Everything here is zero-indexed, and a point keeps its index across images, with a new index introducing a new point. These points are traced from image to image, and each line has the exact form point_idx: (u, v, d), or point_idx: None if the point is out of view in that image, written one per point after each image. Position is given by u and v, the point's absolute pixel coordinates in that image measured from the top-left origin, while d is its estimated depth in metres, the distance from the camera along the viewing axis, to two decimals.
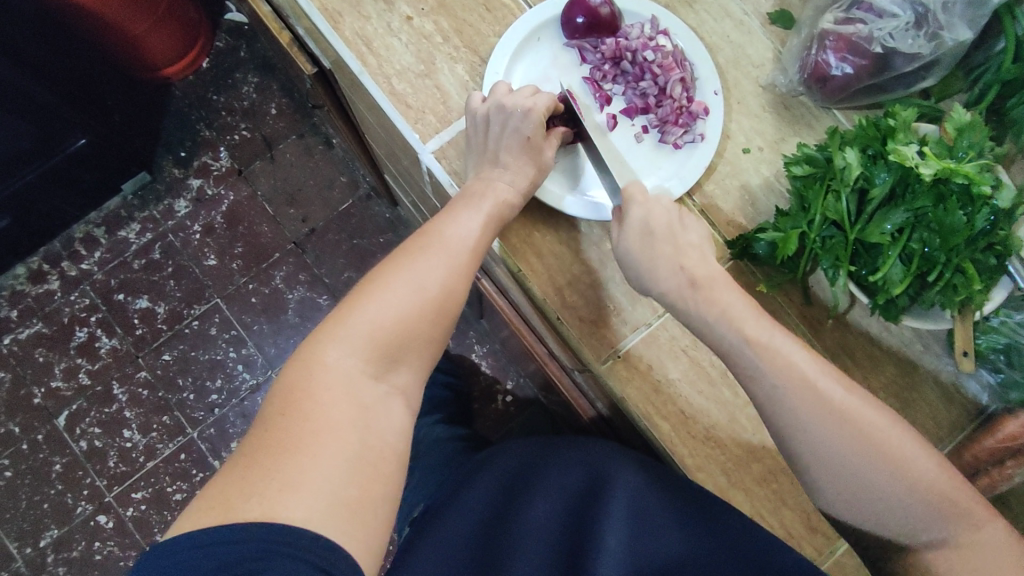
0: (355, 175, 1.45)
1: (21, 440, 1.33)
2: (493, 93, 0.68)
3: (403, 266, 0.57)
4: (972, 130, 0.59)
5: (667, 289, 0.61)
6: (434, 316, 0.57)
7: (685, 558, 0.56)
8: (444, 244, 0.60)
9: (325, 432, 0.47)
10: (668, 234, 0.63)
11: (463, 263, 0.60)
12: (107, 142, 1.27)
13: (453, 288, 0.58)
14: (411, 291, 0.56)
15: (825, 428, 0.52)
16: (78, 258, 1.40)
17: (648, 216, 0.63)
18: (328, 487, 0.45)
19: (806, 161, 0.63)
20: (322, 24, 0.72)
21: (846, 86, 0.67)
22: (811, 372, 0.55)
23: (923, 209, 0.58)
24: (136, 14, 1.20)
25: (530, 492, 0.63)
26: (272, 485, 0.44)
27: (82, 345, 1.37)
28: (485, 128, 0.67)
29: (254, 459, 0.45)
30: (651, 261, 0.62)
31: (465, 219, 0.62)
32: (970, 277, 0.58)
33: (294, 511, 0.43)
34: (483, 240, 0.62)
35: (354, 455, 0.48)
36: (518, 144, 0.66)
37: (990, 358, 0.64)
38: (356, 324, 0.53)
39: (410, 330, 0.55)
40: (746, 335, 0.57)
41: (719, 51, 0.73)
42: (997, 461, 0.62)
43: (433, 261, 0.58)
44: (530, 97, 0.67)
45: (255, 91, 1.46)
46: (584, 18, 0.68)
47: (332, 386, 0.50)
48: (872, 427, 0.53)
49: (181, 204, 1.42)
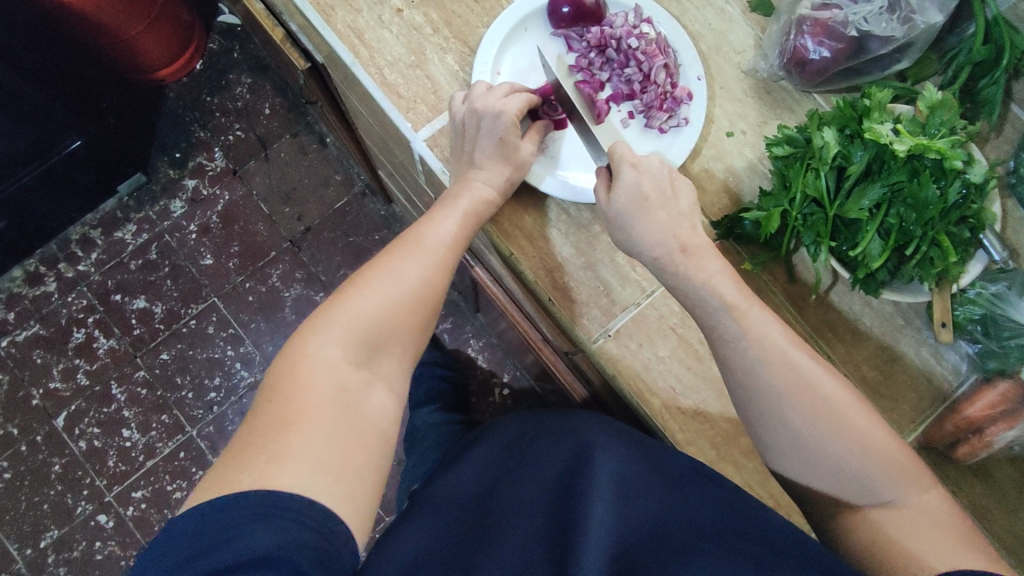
0: (350, 172, 1.46)
1: (19, 442, 1.33)
2: (470, 93, 0.69)
3: (382, 263, 0.59)
4: (944, 108, 0.61)
5: (658, 254, 0.63)
6: (415, 305, 0.58)
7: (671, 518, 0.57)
8: (421, 241, 0.62)
9: (310, 412, 0.49)
10: (659, 198, 0.64)
11: (442, 258, 0.62)
12: (100, 143, 1.28)
13: (431, 280, 0.60)
14: (391, 285, 0.58)
15: (802, 405, 0.55)
16: (75, 260, 1.41)
17: (640, 181, 0.65)
18: (312, 458, 0.47)
19: (786, 142, 0.66)
20: (314, 17, 0.74)
21: (824, 70, 0.69)
22: (785, 344, 0.57)
23: (898, 184, 0.60)
24: (130, 18, 1.22)
25: (517, 474, 0.64)
26: (262, 459, 0.46)
27: (80, 345, 1.38)
28: (463, 132, 0.69)
29: (244, 442, 0.47)
30: (643, 224, 0.64)
31: (442, 220, 0.65)
32: (945, 250, 0.60)
33: (284, 480, 0.45)
34: (461, 237, 0.65)
35: (334, 429, 0.49)
36: (492, 145, 0.67)
37: (967, 329, 0.66)
38: (338, 315, 0.54)
39: (392, 320, 0.56)
40: (727, 300, 0.60)
41: (701, 38, 0.75)
42: (976, 428, 0.64)
43: (412, 258, 0.60)
44: (503, 98, 0.68)
45: (249, 91, 1.48)
46: (569, 8, 0.70)
47: (317, 373, 0.51)
48: (843, 403, 0.55)
49: (177, 205, 1.44)
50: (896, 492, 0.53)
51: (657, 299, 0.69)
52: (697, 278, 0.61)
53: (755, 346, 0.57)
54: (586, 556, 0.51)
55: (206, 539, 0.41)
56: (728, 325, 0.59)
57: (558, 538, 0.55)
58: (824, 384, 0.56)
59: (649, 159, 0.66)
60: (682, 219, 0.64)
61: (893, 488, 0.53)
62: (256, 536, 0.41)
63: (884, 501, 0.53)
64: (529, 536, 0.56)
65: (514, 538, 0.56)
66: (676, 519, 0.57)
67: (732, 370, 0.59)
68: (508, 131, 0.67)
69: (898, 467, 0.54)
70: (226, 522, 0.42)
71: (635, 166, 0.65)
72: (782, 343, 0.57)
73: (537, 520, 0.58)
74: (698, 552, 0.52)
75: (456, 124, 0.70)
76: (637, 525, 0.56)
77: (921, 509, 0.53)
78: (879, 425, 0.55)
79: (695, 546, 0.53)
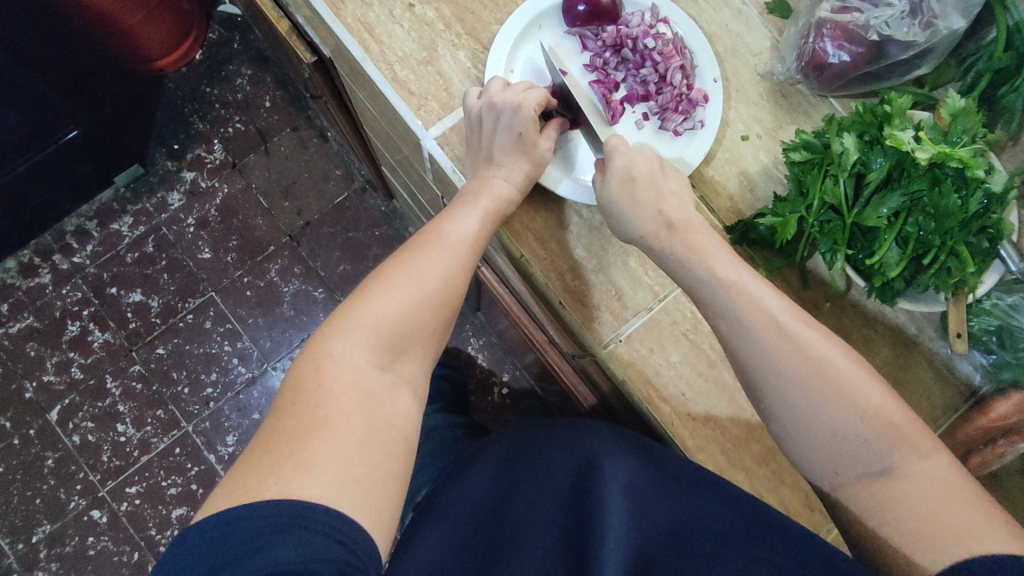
0: (350, 168, 1.45)
1: (12, 435, 1.31)
2: (487, 89, 0.68)
3: (403, 263, 0.58)
4: (966, 115, 0.60)
5: (645, 232, 0.63)
6: (437, 306, 0.57)
7: (686, 527, 0.57)
8: (442, 240, 0.61)
9: (336, 417, 0.48)
10: (648, 180, 0.64)
11: (464, 258, 0.61)
12: (98, 134, 1.26)
13: (454, 281, 0.59)
14: (413, 287, 0.56)
15: (794, 372, 0.54)
16: (70, 251, 1.39)
17: (631, 164, 0.65)
18: (340, 468, 0.46)
19: (804, 147, 0.64)
20: (323, 10, 0.72)
21: (842, 74, 0.68)
22: (777, 312, 0.56)
23: (918, 193, 0.59)
24: (128, 5, 1.20)
25: (529, 480, 0.63)
26: (288, 467, 0.44)
27: (74, 338, 1.36)
28: (479, 127, 0.67)
29: (271, 448, 0.45)
30: (631, 205, 0.63)
31: (463, 217, 0.63)
32: (964, 260, 0.59)
33: (313, 490, 0.44)
34: (482, 237, 0.63)
35: (362, 435, 0.48)
36: (510, 142, 0.66)
37: (982, 339, 0.65)
38: (361, 316, 0.53)
39: (413, 322, 0.55)
40: (717, 275, 0.59)
41: (718, 39, 0.74)
42: (989, 439, 0.64)
43: (433, 258, 0.59)
44: (522, 93, 0.67)
45: (249, 83, 1.45)
46: (585, 6, 0.68)
47: (341, 378, 0.50)
48: (839, 367, 0.54)
49: (175, 197, 1.42)
50: (898, 458, 0.51)
51: (670, 304, 0.68)
52: (690, 252, 0.61)
53: (760, 336, 0.55)
54: (603, 566, 0.50)
55: (230, 549, 0.40)
56: (726, 303, 0.57)
57: (573, 548, 0.54)
58: (829, 356, 0.55)
59: (640, 149, 0.66)
60: (670, 197, 0.64)
61: (895, 453, 0.52)
62: (279, 548, 0.40)
63: (884, 467, 0.52)
64: (543, 544, 0.56)
65: (529, 547, 0.56)
66: (694, 533, 0.56)
67: (728, 344, 0.58)
68: (527, 126, 0.66)
69: (901, 434, 0.52)
70: (246, 534, 0.40)
71: (624, 151, 0.65)
72: (780, 314, 0.56)
73: (550, 527, 0.58)
74: (717, 566, 0.53)
75: (467, 121, 0.69)
76: (652, 534, 0.56)
77: (926, 476, 0.51)
78: (888, 397, 0.53)
79: (720, 559, 0.53)
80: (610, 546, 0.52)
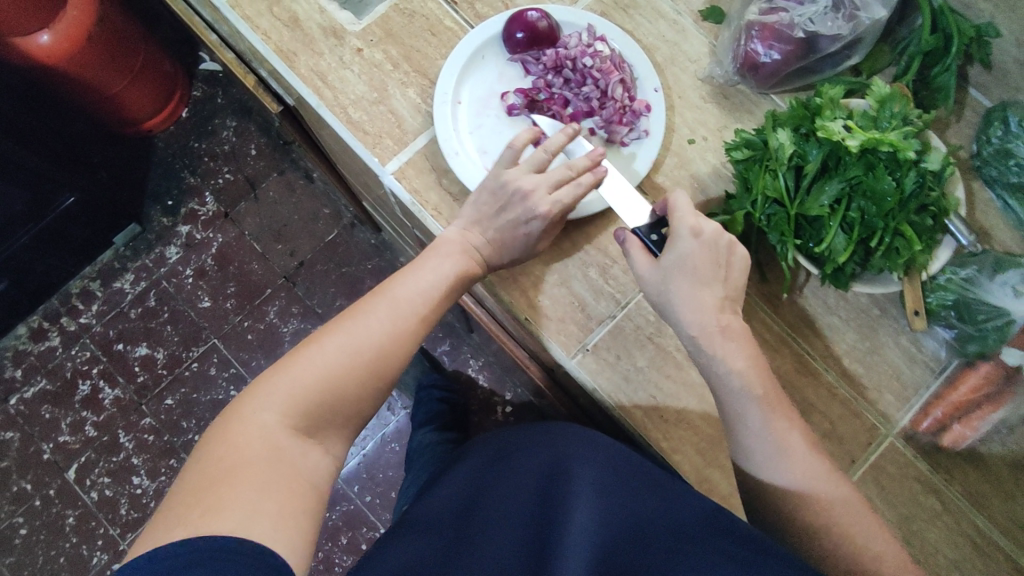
0: (337, 206, 1.48)
1: (33, 497, 1.35)
2: (499, 162, 0.68)
3: (340, 326, 0.58)
4: (894, 100, 0.62)
5: (697, 330, 0.60)
6: (368, 369, 0.57)
7: (645, 523, 0.57)
8: (390, 302, 0.62)
9: (244, 471, 0.47)
10: (712, 271, 0.61)
11: (407, 318, 0.61)
12: (95, 198, 1.32)
13: (393, 342, 0.59)
14: (346, 348, 0.57)
15: (814, 509, 0.56)
16: (76, 313, 1.43)
17: (694, 254, 0.60)
18: (249, 505, 0.45)
19: (745, 146, 0.66)
20: (279, 64, 0.77)
21: (777, 72, 0.70)
22: (802, 447, 0.58)
23: (856, 178, 0.60)
24: (115, 75, 1.26)
25: (502, 480, 0.65)
26: (195, 513, 0.43)
27: (86, 398, 1.40)
28: (483, 194, 0.68)
29: (191, 489, 0.45)
30: (689, 300, 0.61)
31: (417, 279, 0.64)
32: (909, 239, 0.61)
33: (227, 524, 0.43)
34: (434, 301, 0.64)
35: (270, 482, 0.48)
36: (508, 219, 0.67)
37: (941, 315, 0.66)
38: (280, 381, 0.53)
39: (342, 382, 0.55)
40: (757, 394, 0.58)
41: (656, 50, 0.77)
42: (963, 413, 0.66)
43: (372, 318, 0.60)
44: (526, 166, 0.67)
45: (235, 134, 1.51)
46: (523, 32, 0.72)
47: (251, 437, 0.49)
48: (854, 513, 0.56)
49: (172, 251, 1.46)
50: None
51: (632, 310, 0.70)
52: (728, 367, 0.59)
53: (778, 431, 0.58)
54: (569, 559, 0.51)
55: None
56: (765, 431, 0.58)
57: (540, 543, 0.55)
58: (840, 490, 0.57)
59: (711, 232, 0.61)
60: (728, 301, 0.62)
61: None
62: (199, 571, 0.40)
63: None
64: (511, 538, 0.57)
65: (499, 540, 0.57)
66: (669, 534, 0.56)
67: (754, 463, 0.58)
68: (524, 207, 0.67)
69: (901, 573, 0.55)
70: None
71: (695, 233, 0.60)
72: (804, 447, 0.58)
73: (518, 526, 0.58)
74: (681, 555, 0.53)
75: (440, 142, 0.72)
76: (622, 525, 0.56)
77: None
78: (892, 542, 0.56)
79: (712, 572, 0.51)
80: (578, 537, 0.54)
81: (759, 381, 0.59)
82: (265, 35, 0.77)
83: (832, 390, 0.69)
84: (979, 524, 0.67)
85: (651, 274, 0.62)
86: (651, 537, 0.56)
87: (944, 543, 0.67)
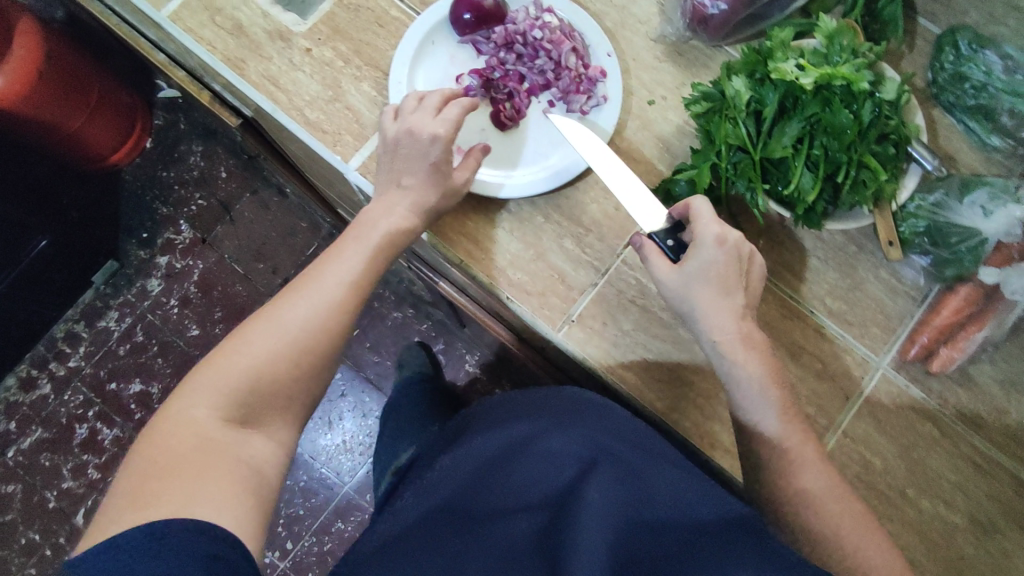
0: (314, 218, 1.47)
1: (43, 546, 1.34)
2: (403, 110, 0.67)
3: (267, 311, 0.57)
4: (841, 35, 0.62)
5: (716, 336, 0.61)
6: (300, 353, 0.56)
7: (649, 495, 0.58)
8: (319, 281, 0.59)
9: (177, 462, 0.48)
10: (732, 278, 0.60)
11: (339, 297, 0.58)
12: (66, 238, 1.33)
13: (324, 323, 0.57)
14: (274, 336, 0.55)
15: (828, 516, 0.57)
16: (64, 357, 1.42)
17: (716, 262, 0.60)
18: (182, 493, 0.46)
19: (703, 99, 0.66)
20: (229, 74, 0.76)
21: (726, 22, 0.70)
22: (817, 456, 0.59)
23: (814, 116, 0.60)
24: (71, 109, 1.24)
25: (515, 450, 0.64)
26: (130, 508, 0.45)
27: (85, 441, 1.39)
28: (395, 150, 0.66)
29: (127, 489, 0.46)
30: (706, 305, 0.61)
31: (347, 257, 0.61)
32: (874, 170, 0.61)
33: (163, 513, 0.44)
34: (368, 276, 0.61)
35: (206, 473, 0.48)
36: (423, 170, 0.65)
37: (916, 243, 0.67)
38: (211, 375, 0.53)
39: (273, 371, 0.54)
40: (776, 403, 0.59)
41: (605, 16, 0.77)
42: (949, 337, 0.67)
43: (299, 301, 0.57)
44: (438, 117, 0.65)
45: (202, 158, 1.49)
46: (470, 13, 0.71)
47: (183, 431, 0.50)
48: (864, 521, 0.58)
49: (153, 283, 1.45)
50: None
51: (612, 276, 0.70)
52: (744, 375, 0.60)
53: (752, 372, 0.60)
54: (585, 545, 0.52)
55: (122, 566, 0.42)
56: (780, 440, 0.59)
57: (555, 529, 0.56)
58: (850, 499, 0.59)
59: (735, 241, 0.60)
60: (748, 310, 0.62)
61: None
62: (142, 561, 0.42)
63: None
64: (522, 529, 0.58)
65: (515, 528, 0.58)
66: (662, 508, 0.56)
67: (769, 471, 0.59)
68: (441, 157, 0.65)
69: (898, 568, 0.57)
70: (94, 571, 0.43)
71: (720, 241, 0.59)
72: (816, 458, 0.59)
73: (535, 512, 0.59)
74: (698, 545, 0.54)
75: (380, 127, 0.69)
76: (631, 501, 0.57)
77: None
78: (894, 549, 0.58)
79: (695, 560, 0.52)
80: (588, 524, 0.54)
81: (776, 393, 0.60)
82: (211, 47, 0.76)
83: (819, 330, 0.70)
84: (978, 445, 0.68)
85: (673, 280, 0.61)
86: (653, 509, 0.57)
87: (946, 467, 0.68)
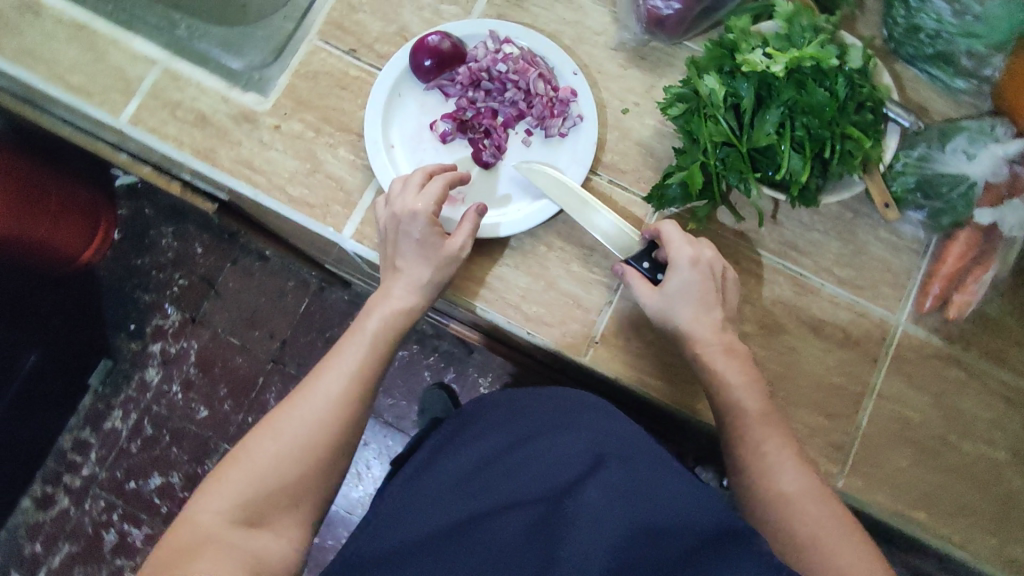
0: (301, 276, 1.45)
1: None
2: (388, 197, 0.67)
3: (276, 415, 0.58)
4: (800, 15, 0.63)
5: (704, 351, 0.63)
6: (305, 455, 0.56)
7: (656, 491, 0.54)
8: (323, 381, 0.60)
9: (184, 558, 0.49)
10: (708, 295, 0.63)
11: (340, 396, 0.59)
12: (56, 346, 1.27)
13: (328, 424, 0.57)
14: (281, 441, 0.56)
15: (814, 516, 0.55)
16: (77, 467, 1.39)
17: (689, 283, 0.63)
18: None
19: (678, 101, 0.66)
20: (201, 165, 0.74)
21: (682, 20, 0.71)
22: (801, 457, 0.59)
23: (790, 99, 0.62)
24: (32, 220, 1.21)
25: (516, 450, 0.61)
26: None
27: (116, 545, 1.36)
28: (387, 236, 0.67)
29: None
30: (687, 324, 0.63)
31: (348, 354, 0.62)
32: (858, 139, 0.62)
33: None
34: (371, 373, 0.61)
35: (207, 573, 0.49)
36: (414, 248, 0.65)
37: (909, 200, 0.68)
38: (223, 479, 0.55)
39: (281, 474, 0.55)
40: (754, 410, 0.60)
41: (562, 35, 0.77)
42: (958, 283, 0.68)
43: (304, 404, 0.58)
44: (418, 195, 0.66)
45: (174, 239, 1.46)
46: (431, 59, 0.71)
47: (194, 532, 0.52)
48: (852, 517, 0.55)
49: (151, 373, 1.42)
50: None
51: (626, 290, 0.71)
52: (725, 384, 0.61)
53: (744, 379, 0.61)
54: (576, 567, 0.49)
55: None
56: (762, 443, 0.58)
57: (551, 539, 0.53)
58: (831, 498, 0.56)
59: (706, 260, 0.63)
60: (728, 323, 0.64)
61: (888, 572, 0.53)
62: None
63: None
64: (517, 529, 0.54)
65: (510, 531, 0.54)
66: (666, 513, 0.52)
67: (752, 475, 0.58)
68: (425, 231, 0.65)
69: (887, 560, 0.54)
70: None
71: (694, 262, 0.63)
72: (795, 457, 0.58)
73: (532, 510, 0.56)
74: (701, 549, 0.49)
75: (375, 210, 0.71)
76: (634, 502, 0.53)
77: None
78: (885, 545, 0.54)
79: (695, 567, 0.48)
80: (589, 547, 0.51)
81: (756, 399, 0.60)
82: (177, 141, 0.74)
83: (834, 300, 0.71)
84: (1005, 379, 0.70)
85: (653, 301, 0.64)
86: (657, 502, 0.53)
87: (979, 407, 0.70)
